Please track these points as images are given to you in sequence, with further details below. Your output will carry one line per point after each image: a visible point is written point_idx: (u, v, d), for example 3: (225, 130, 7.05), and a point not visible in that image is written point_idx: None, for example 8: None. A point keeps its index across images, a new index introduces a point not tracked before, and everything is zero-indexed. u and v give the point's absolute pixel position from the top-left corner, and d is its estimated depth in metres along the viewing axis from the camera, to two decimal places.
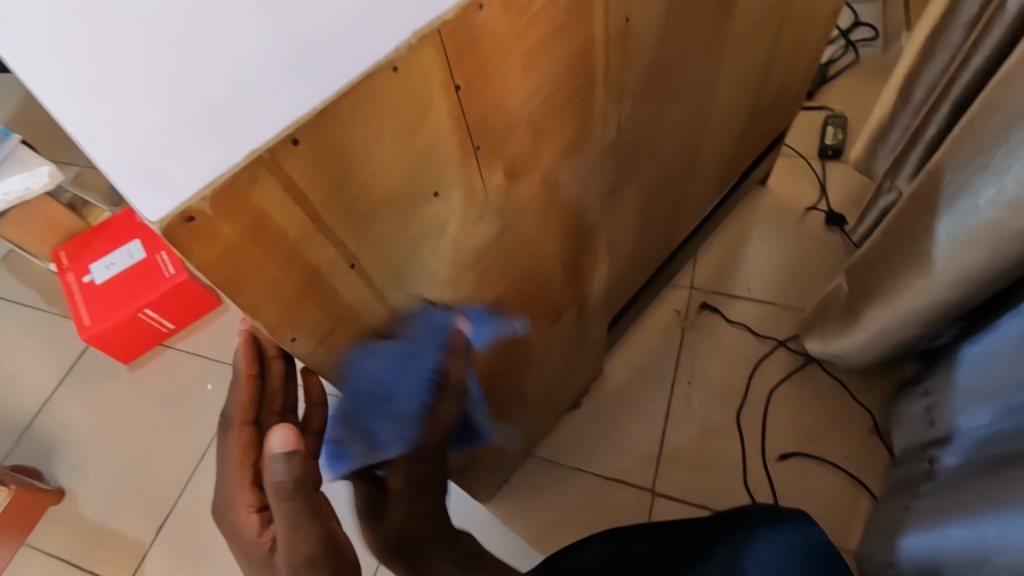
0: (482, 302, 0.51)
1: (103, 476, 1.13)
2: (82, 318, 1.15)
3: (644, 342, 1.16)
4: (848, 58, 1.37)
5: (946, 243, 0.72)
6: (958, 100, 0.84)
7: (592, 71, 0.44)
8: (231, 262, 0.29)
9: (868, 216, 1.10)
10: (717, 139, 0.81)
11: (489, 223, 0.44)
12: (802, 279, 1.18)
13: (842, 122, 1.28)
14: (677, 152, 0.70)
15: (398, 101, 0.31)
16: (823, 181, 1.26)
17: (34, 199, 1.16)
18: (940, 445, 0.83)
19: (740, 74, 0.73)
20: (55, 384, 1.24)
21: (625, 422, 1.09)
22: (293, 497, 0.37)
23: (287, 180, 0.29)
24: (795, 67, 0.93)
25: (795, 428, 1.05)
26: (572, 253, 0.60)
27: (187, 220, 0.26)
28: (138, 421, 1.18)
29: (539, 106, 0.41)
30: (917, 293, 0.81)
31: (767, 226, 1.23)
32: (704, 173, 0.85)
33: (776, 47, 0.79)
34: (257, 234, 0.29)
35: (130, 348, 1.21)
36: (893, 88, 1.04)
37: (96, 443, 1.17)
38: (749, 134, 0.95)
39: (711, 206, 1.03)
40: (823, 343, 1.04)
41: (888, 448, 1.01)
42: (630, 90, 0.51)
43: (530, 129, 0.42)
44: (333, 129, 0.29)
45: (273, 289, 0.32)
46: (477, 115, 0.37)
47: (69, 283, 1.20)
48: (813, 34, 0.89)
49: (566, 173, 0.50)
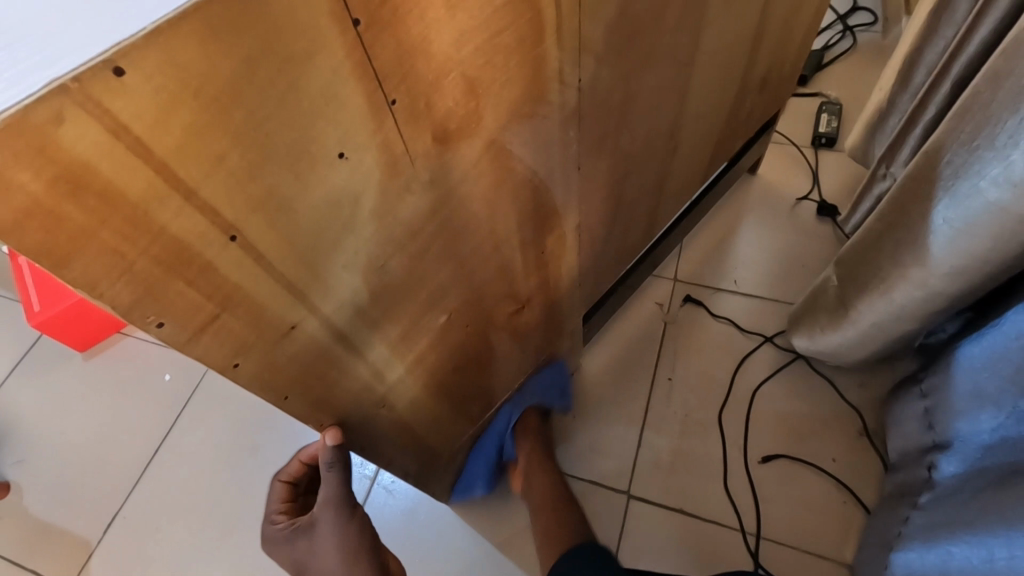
0: (421, 289, 0.44)
1: (53, 471, 1.08)
2: (33, 304, 1.09)
3: (623, 336, 1.10)
4: (844, 44, 1.30)
5: (947, 234, 0.67)
6: (960, 78, 0.78)
7: (540, 20, 0.39)
8: (43, 222, 0.22)
9: (862, 204, 1.06)
10: (699, 120, 0.75)
11: (420, 194, 0.38)
12: (792, 273, 1.12)
13: (837, 109, 1.21)
14: (652, 129, 0.64)
15: (278, 34, 0.25)
16: (817, 169, 1.19)
17: None
18: (940, 450, 0.79)
19: (722, 47, 0.67)
20: (6, 374, 1.17)
21: (601, 420, 1.03)
22: (334, 469, 0.49)
23: (113, 122, 0.22)
24: (785, 44, 0.87)
25: (780, 428, 1.00)
26: (531, 237, 0.54)
27: None
28: (90, 412, 1.12)
29: (472, 56, 0.35)
30: (912, 284, 0.76)
31: (756, 216, 1.17)
32: (686, 157, 0.79)
33: (765, 19, 0.73)
34: (77, 189, 0.22)
35: (86, 335, 1.14)
36: (894, 70, 0.98)
37: (44, 435, 1.11)
38: (736, 116, 0.89)
39: (695, 193, 0.97)
40: (812, 340, 0.99)
41: (878, 450, 0.96)
42: (589, 50, 0.45)
43: (464, 83, 0.36)
44: (176, 58, 0.22)
45: (117, 263, 0.26)
46: (388, 59, 0.30)
47: (20, 267, 1.13)
48: (806, 10, 0.84)
49: (516, 141, 0.44)
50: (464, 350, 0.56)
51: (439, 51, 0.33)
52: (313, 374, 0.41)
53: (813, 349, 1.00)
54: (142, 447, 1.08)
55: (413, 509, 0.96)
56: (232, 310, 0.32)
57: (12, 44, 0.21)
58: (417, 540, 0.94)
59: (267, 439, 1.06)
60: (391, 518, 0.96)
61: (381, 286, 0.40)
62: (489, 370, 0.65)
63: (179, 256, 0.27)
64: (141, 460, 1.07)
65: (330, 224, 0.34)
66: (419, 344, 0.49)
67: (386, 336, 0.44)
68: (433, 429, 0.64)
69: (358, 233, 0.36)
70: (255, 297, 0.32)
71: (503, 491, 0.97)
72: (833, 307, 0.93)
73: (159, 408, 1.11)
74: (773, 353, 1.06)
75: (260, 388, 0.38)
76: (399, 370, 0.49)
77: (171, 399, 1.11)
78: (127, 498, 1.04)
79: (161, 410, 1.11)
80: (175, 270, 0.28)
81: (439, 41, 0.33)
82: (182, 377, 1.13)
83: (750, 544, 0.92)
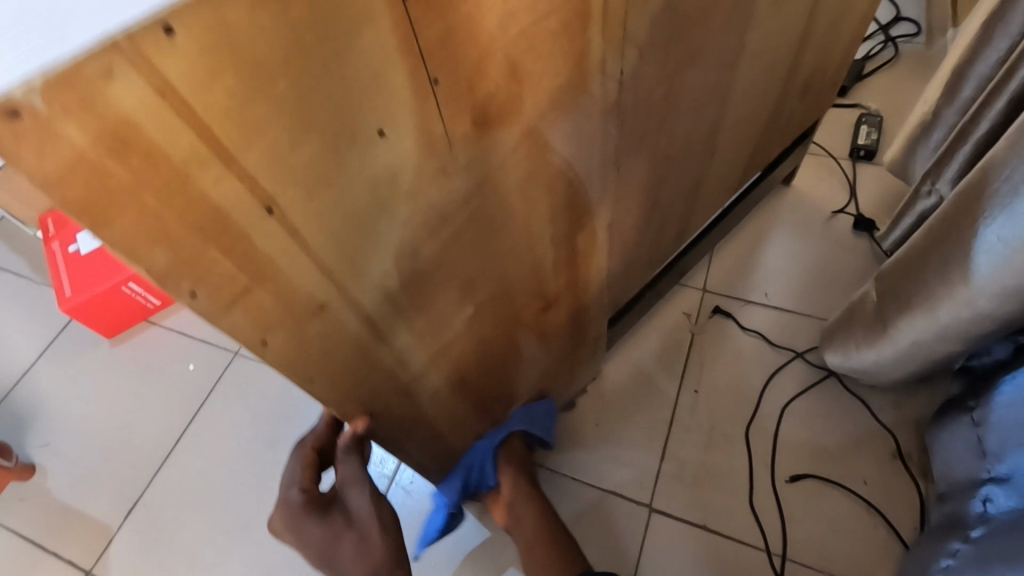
0: (451, 278, 0.44)
1: (78, 451, 1.10)
2: (65, 289, 1.11)
3: (644, 344, 1.08)
4: (886, 55, 1.26)
5: (1000, 254, 0.65)
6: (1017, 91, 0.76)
7: (585, 8, 0.38)
8: (87, 176, 0.22)
9: (901, 222, 1.03)
10: (736, 124, 0.73)
11: (456, 178, 0.38)
12: (824, 287, 1.09)
13: (878, 122, 1.17)
14: (690, 130, 0.62)
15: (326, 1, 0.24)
16: (854, 183, 1.16)
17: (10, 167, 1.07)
18: (996, 482, 0.76)
19: (767, 50, 0.65)
20: (36, 356, 1.20)
21: (623, 430, 1.01)
22: (352, 455, 0.47)
23: (161, 83, 0.22)
24: (830, 50, 0.85)
25: (810, 447, 0.96)
26: (565, 233, 0.53)
27: (12, 116, 0.19)
28: (115, 400, 1.14)
29: (515, 38, 0.35)
30: (957, 304, 0.73)
31: (790, 228, 1.14)
32: (723, 161, 0.78)
33: (811, 21, 0.70)
34: (121, 148, 0.22)
35: (115, 322, 1.17)
36: (939, 81, 0.95)
37: (68, 420, 1.13)
38: (775, 123, 0.87)
39: (728, 202, 0.95)
40: (846, 356, 0.95)
41: (910, 473, 0.92)
42: (632, 41, 0.45)
43: (508, 66, 0.36)
44: (228, 17, 0.22)
45: (152, 227, 0.25)
46: (435, 37, 0.30)
47: (53, 251, 1.16)
48: (854, 14, 0.81)
49: (555, 131, 0.43)
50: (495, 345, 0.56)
51: (484, 30, 0.32)
52: (340, 360, 0.40)
53: (846, 367, 0.97)
54: (164, 438, 1.09)
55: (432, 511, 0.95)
56: (262, 286, 0.31)
57: None
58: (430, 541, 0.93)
59: (286, 438, 1.06)
60: (409, 518, 0.95)
61: (411, 272, 0.40)
62: (514, 370, 0.64)
63: (215, 225, 0.27)
64: (161, 451, 1.08)
65: (365, 204, 0.33)
66: (445, 336, 0.48)
67: (412, 324, 0.43)
68: (452, 428, 0.63)
69: (392, 214, 0.35)
70: (287, 273, 0.32)
71: None
72: (869, 324, 0.90)
73: (183, 395, 1.12)
74: (804, 368, 1.03)
75: (287, 369, 0.37)
76: (423, 359, 0.47)
77: (195, 388, 1.13)
78: (147, 489, 1.04)
79: (182, 403, 1.11)
80: (210, 239, 0.27)
81: (487, 21, 0.32)
82: (205, 368, 1.14)
83: (775, 565, 0.89)
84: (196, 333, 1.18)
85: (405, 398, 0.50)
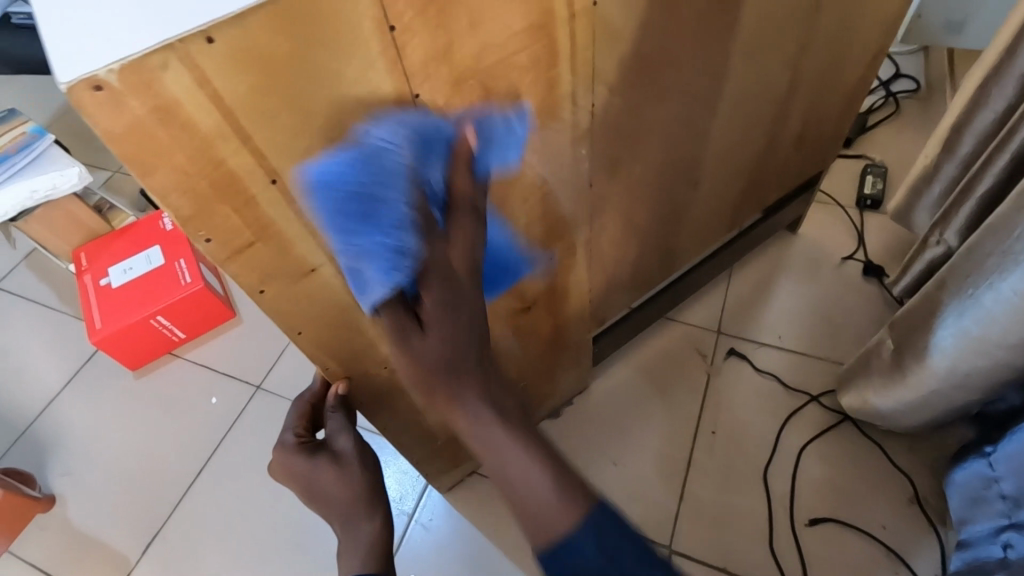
0: None
1: (100, 484, 1.08)
2: (95, 321, 1.12)
3: (642, 360, 1.09)
4: (887, 109, 1.32)
5: (1016, 303, 0.61)
6: (1018, 150, 0.77)
7: (554, 47, 0.45)
8: (139, 136, 0.31)
9: (912, 268, 1.03)
10: (722, 161, 0.80)
11: None
12: (837, 331, 1.09)
13: (882, 171, 1.22)
14: (668, 161, 0.69)
15: (328, 29, 0.33)
16: (861, 229, 1.19)
17: (59, 198, 1.17)
18: (1017, 528, 0.70)
19: (751, 95, 0.72)
20: (60, 388, 1.18)
21: (635, 465, 0.99)
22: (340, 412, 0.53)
23: (199, 75, 0.30)
24: (829, 102, 0.89)
25: (822, 486, 0.94)
26: (541, 238, 0.61)
27: (95, 88, 0.28)
28: (135, 429, 1.13)
29: (487, 64, 0.42)
30: (980, 349, 0.68)
31: (801, 272, 1.16)
32: (711, 192, 0.84)
33: (799, 74, 0.76)
34: (165, 119, 0.31)
35: (137, 355, 1.17)
36: (937, 136, 0.98)
37: (91, 450, 1.11)
38: (770, 164, 0.92)
39: (716, 243, 1.02)
40: (863, 401, 0.89)
41: (929, 519, 0.89)
42: (602, 77, 0.52)
43: (481, 88, 0.43)
44: (250, 34, 0.31)
45: (181, 179, 0.34)
46: (417, 60, 0.38)
47: (85, 285, 1.18)
48: (853, 68, 0.85)
49: (528, 147, 0.51)
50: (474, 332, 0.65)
51: (460, 61, 0.41)
52: (327, 315, 0.49)
53: (861, 413, 0.91)
54: (186, 468, 1.08)
55: (450, 547, 0.95)
56: (264, 241, 0.40)
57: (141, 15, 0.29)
58: (440, 558, 0.94)
59: None
60: (428, 556, 0.94)
61: None
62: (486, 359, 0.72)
63: (227, 184, 0.35)
64: (182, 483, 1.07)
65: None
66: None
67: None
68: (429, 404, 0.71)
69: None
70: (287, 235, 0.40)
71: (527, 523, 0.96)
72: (886, 371, 0.83)
73: (203, 428, 1.12)
74: (821, 413, 1.00)
75: (275, 315, 0.46)
76: None
77: (216, 419, 1.12)
78: (167, 521, 1.04)
79: (206, 435, 1.11)
80: (224, 194, 0.36)
81: (461, 52, 0.40)
82: (227, 401, 1.14)
83: None
84: (218, 365, 1.19)
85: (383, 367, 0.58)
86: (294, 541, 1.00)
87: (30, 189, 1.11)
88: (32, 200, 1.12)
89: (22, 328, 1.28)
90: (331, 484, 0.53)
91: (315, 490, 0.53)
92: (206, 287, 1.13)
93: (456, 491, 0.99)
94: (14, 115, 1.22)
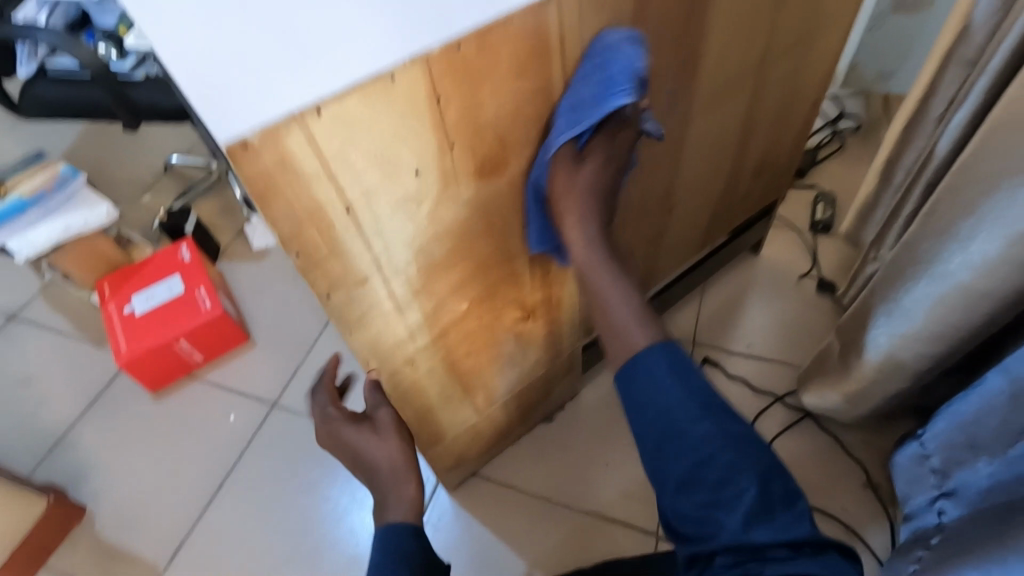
0: (453, 275, 0.64)
1: (127, 498, 1.15)
2: (121, 345, 1.20)
3: None
4: (834, 144, 1.50)
5: (929, 303, 0.73)
6: (930, 180, 0.93)
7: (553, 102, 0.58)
8: (263, 178, 0.42)
9: (857, 281, 1.18)
10: (690, 192, 0.94)
11: (460, 205, 0.58)
12: (797, 339, 1.23)
13: (832, 200, 1.39)
14: (644, 190, 0.83)
15: (394, 102, 0.45)
16: (815, 250, 1.34)
17: (88, 233, 1.27)
18: (947, 496, 0.83)
19: (712, 137, 0.86)
20: (82, 412, 1.26)
21: (624, 461, 1.09)
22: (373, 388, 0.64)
23: (309, 135, 0.42)
24: (778, 140, 1.04)
25: (788, 475, 1.05)
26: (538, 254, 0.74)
27: (241, 146, 0.40)
28: (159, 446, 1.21)
29: (506, 122, 0.55)
30: (904, 343, 0.79)
31: (764, 287, 1.30)
32: (682, 217, 0.98)
33: (751, 120, 0.91)
34: (282, 166, 0.43)
35: (159, 376, 1.25)
36: (875, 169, 1.14)
37: (117, 467, 1.19)
38: (731, 194, 1.06)
39: (689, 262, 1.16)
40: (819, 397, 1.01)
41: (882, 501, 1.01)
42: None
43: (500, 139, 0.56)
44: (343, 106, 0.43)
45: (287, 210, 0.45)
46: (455, 119, 0.51)
47: (109, 313, 1.26)
48: (797, 114, 1.01)
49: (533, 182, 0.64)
50: (483, 333, 0.76)
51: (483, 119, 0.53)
52: (370, 314, 0.60)
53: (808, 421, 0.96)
54: (208, 481, 1.16)
55: (458, 542, 1.04)
56: (335, 257, 0.52)
57: None
58: (448, 553, 1.03)
59: (320, 474, 1.14)
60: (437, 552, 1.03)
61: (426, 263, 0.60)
62: (492, 360, 0.83)
63: (316, 214, 0.47)
64: (205, 495, 1.15)
65: (400, 215, 0.53)
66: (445, 321, 0.69)
67: (421, 305, 0.64)
68: (443, 400, 0.82)
69: (418, 221, 0.55)
70: (351, 252, 0.52)
71: (527, 519, 1.05)
72: (837, 368, 0.95)
73: (223, 443, 1.20)
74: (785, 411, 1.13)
75: (335, 318, 0.57)
76: (426, 337, 0.68)
77: (235, 434, 1.21)
78: (191, 530, 1.11)
79: (226, 449, 1.19)
80: (313, 220, 0.48)
81: (487, 115, 0.53)
82: (245, 417, 1.23)
83: None
84: (235, 384, 1.27)
85: (410, 364, 0.70)
86: (311, 544, 1.07)
87: (65, 226, 1.21)
88: (66, 237, 1.22)
89: (41, 356, 1.34)
90: (373, 462, 0.63)
91: (359, 468, 0.63)
92: (226, 312, 1.23)
93: (462, 491, 1.09)
94: (40, 157, 1.31)
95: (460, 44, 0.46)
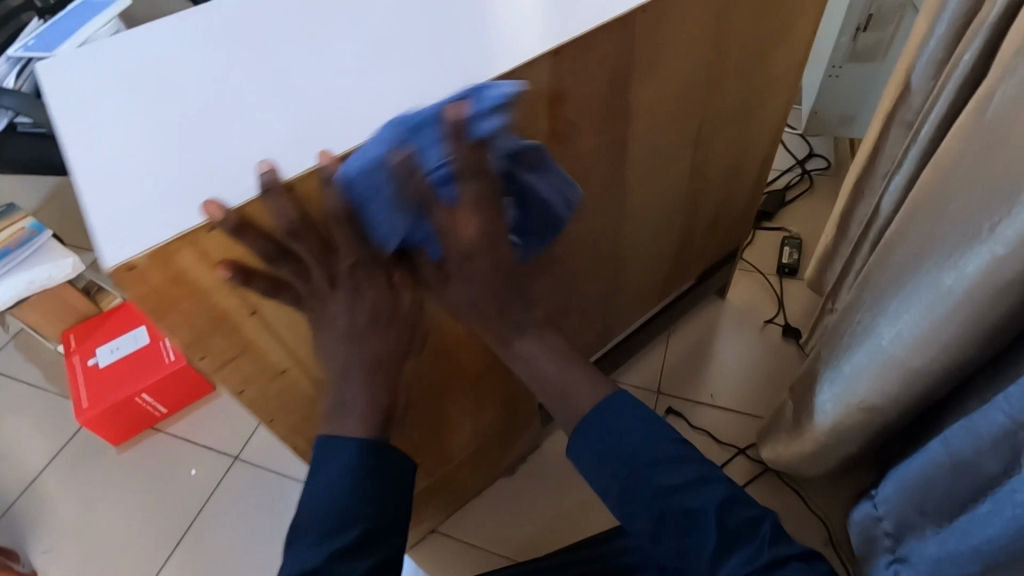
0: None
1: (83, 558, 1.14)
2: (82, 401, 1.19)
3: None
4: (802, 185, 1.52)
5: (866, 374, 0.72)
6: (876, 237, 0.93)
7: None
8: (154, 296, 0.43)
9: (818, 330, 1.17)
10: (641, 250, 0.95)
11: None
12: (761, 388, 1.22)
13: (798, 243, 1.39)
14: (588, 256, 0.83)
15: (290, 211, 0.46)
16: (781, 295, 1.34)
17: (55, 286, 1.27)
18: (899, 562, 0.82)
19: (658, 200, 0.87)
20: (45, 465, 1.25)
21: (584, 519, 1.07)
22: None
23: (200, 251, 0.43)
24: (734, 194, 1.04)
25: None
26: (476, 326, 0.74)
27: (129, 268, 0.40)
28: (118, 503, 1.19)
29: None
30: (848, 412, 0.79)
31: (730, 333, 1.30)
32: (634, 274, 0.99)
33: (698, 180, 0.92)
34: (174, 284, 0.43)
35: (122, 431, 1.24)
36: (833, 219, 1.14)
37: (75, 524, 1.18)
38: (688, 247, 1.07)
39: (649, 312, 1.17)
40: (777, 454, 1.00)
41: (841, 559, 0.99)
42: None
43: None
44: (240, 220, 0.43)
45: (188, 320, 0.47)
46: None
47: (73, 365, 1.26)
48: (750, 168, 1.01)
49: None
50: (422, 403, 0.77)
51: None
52: (294, 400, 0.60)
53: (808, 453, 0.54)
54: (165, 539, 1.14)
55: None
56: (244, 355, 0.52)
57: (158, 216, 0.42)
58: None
59: (279, 532, 1.13)
60: None
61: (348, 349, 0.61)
62: (439, 426, 0.83)
63: (220, 320, 0.48)
64: (162, 554, 1.13)
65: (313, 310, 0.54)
66: None
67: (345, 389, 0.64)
68: None
69: None
70: (262, 349, 0.53)
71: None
72: (791, 427, 0.94)
73: (183, 500, 1.18)
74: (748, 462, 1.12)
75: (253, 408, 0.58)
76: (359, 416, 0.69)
77: (195, 490, 1.19)
78: None
79: (185, 505, 1.18)
80: (218, 325, 0.49)
81: None
82: (207, 472, 1.21)
83: None
84: (199, 437, 1.26)
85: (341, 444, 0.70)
86: None
87: (28, 279, 1.21)
88: (29, 291, 1.21)
89: (7, 408, 1.34)
90: None
91: None
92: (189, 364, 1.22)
93: (421, 548, 1.07)
94: (11, 209, 1.32)
95: (361, 150, 0.46)
